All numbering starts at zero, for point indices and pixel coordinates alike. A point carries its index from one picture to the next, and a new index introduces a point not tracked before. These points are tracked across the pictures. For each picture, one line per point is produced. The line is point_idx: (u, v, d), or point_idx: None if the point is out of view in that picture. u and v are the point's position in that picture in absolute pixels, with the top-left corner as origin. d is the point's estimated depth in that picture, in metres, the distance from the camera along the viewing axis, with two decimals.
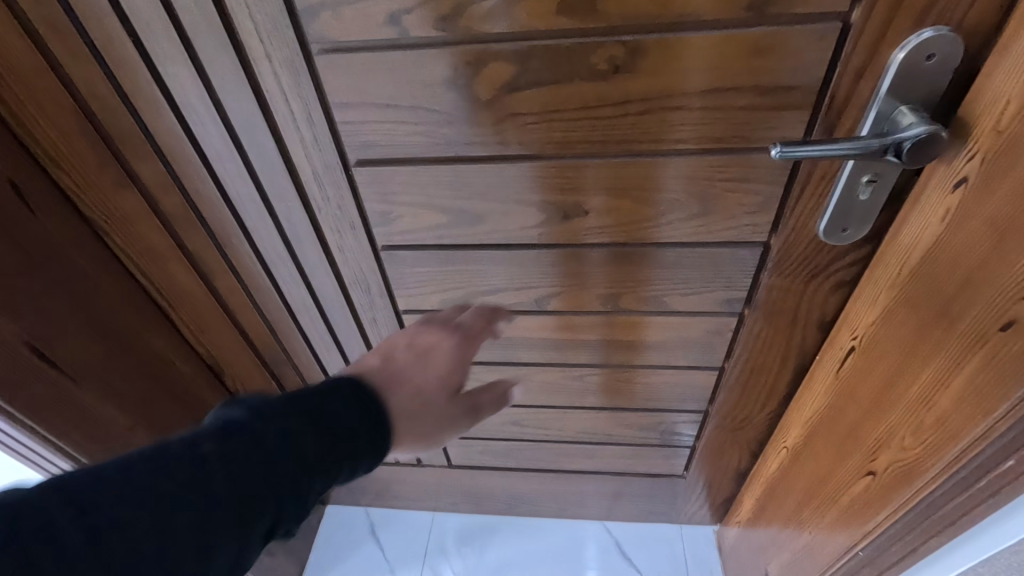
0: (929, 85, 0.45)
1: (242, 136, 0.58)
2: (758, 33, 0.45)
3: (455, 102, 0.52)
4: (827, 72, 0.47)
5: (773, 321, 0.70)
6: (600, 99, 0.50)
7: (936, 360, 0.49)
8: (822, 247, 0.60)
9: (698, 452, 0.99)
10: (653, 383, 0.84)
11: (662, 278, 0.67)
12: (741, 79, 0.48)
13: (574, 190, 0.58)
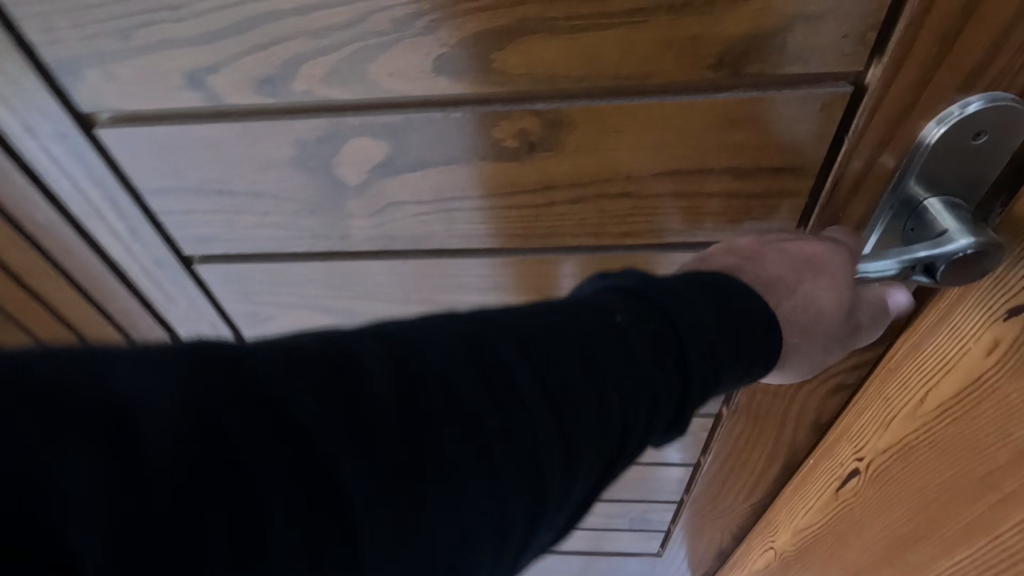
0: (976, 172, 0.31)
1: (32, 231, 0.41)
2: (732, 100, 0.31)
3: (312, 186, 0.37)
4: (829, 150, 0.33)
5: (755, 425, 0.56)
6: (514, 183, 0.36)
7: (986, 536, 0.36)
8: None
9: (672, 539, 0.86)
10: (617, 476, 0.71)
11: None
12: (708, 160, 0.34)
13: (495, 289, 0.43)
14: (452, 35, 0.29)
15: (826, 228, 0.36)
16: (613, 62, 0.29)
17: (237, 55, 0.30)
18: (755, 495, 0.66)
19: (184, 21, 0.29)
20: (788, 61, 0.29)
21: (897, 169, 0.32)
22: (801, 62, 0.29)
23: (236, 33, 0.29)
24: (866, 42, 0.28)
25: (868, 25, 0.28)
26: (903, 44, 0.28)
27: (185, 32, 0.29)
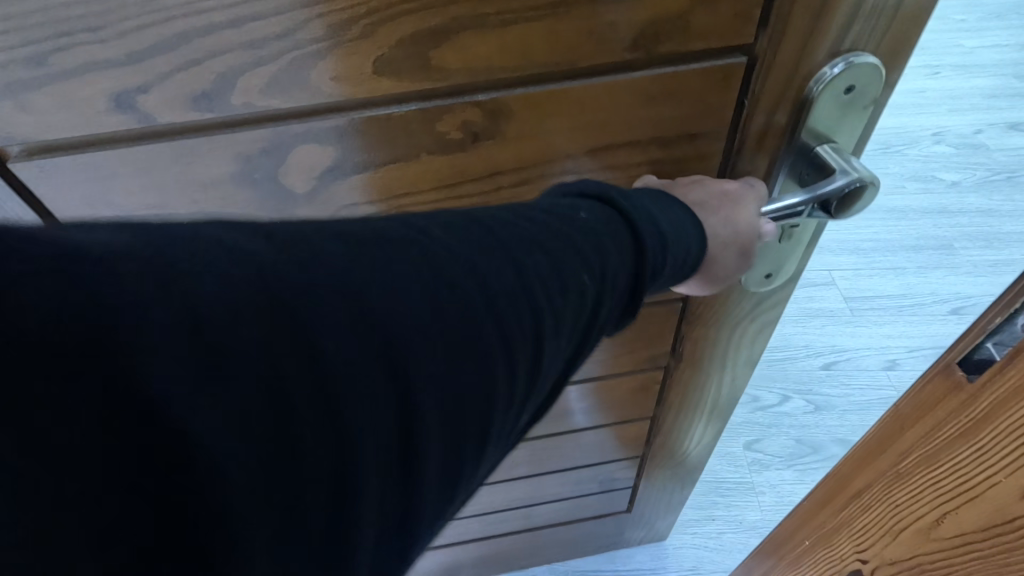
0: (846, 119, 0.37)
1: None
2: (649, 77, 0.34)
3: (260, 201, 0.36)
4: (733, 112, 0.37)
5: (698, 370, 0.62)
6: (462, 174, 0.37)
7: None
8: (740, 293, 0.53)
9: (637, 498, 0.91)
10: (582, 444, 0.74)
11: None
12: (635, 133, 0.37)
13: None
14: (387, 36, 0.30)
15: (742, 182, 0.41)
16: (544, 51, 0.32)
17: (166, 73, 0.30)
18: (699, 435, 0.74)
19: (105, 42, 0.28)
20: (692, 39, 0.33)
21: (789, 123, 0.37)
22: (703, 39, 0.33)
23: (163, 50, 0.29)
24: (753, 17, 0.33)
25: (752, 5, 0.32)
26: (779, 16, 0.33)
27: (107, 53, 0.28)
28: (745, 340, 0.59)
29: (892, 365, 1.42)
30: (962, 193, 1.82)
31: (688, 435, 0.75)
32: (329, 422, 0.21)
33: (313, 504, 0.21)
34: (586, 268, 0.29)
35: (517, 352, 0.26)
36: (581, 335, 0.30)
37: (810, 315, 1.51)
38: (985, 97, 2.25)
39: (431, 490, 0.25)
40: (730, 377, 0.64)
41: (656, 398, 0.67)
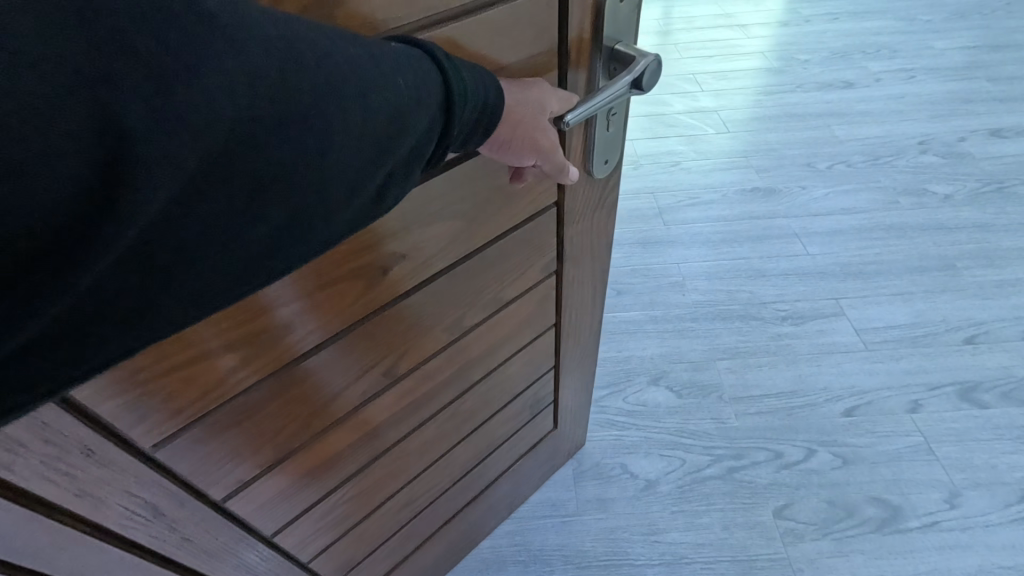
0: (621, 22, 0.62)
1: None
2: (500, 11, 0.52)
3: None
4: (559, 30, 0.58)
5: (576, 262, 0.89)
6: None
7: None
8: (590, 182, 0.79)
9: (559, 409, 1.13)
10: (512, 369, 0.95)
11: (489, 279, 0.76)
12: (501, 58, 0.55)
13: (395, 235, 0.59)
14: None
15: (577, 79, 0.63)
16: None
17: None
18: (586, 317, 1.02)
19: None
20: None
21: (593, 31, 0.61)
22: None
23: None
24: None
25: None
26: None
27: None
28: (598, 220, 0.87)
29: (916, 408, 1.30)
30: (956, 207, 1.82)
31: (584, 319, 1.01)
32: (204, 97, 0.30)
33: (173, 140, 0.29)
34: (400, 76, 0.38)
35: (342, 111, 0.36)
36: (403, 126, 0.39)
37: (825, 352, 1.44)
38: (960, 104, 2.29)
39: (264, 190, 0.33)
40: (598, 252, 0.92)
41: (559, 293, 0.91)
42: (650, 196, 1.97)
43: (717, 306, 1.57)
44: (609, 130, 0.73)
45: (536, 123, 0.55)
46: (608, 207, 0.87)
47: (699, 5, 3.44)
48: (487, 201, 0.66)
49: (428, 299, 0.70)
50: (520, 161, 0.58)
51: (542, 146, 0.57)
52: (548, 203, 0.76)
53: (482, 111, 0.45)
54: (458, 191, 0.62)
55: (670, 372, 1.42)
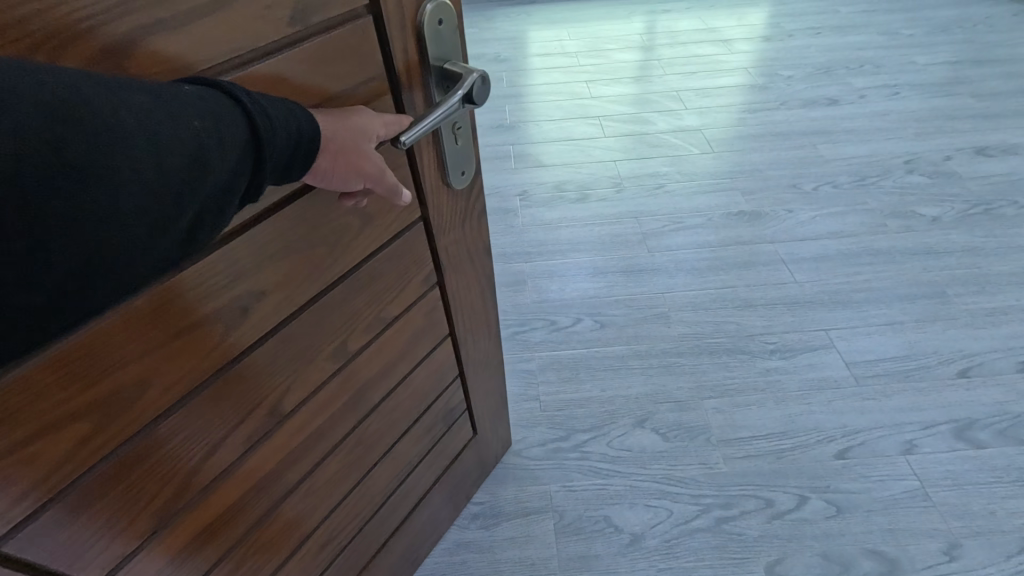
0: (445, 42, 0.65)
1: None
2: (318, 40, 0.53)
3: None
4: (383, 56, 0.60)
5: (456, 271, 0.93)
6: None
7: None
8: (452, 195, 0.83)
9: (472, 416, 1.15)
10: (414, 385, 0.96)
11: (368, 301, 0.78)
12: (328, 87, 0.56)
13: (244, 275, 0.60)
14: (110, 33, 0.40)
15: (412, 99, 0.65)
16: (242, 25, 0.47)
17: None
18: (480, 323, 1.06)
19: None
20: (329, 11, 0.53)
21: (419, 51, 0.63)
22: (329, 10, 0.53)
23: None
24: None
25: None
26: None
27: None
28: (470, 227, 0.92)
29: (911, 450, 1.24)
30: (944, 230, 1.78)
31: (479, 321, 1.05)
32: None
33: None
34: (196, 120, 0.39)
35: (126, 160, 0.35)
36: (205, 168, 0.39)
37: (817, 388, 1.38)
38: (944, 121, 2.27)
39: (41, 251, 0.32)
40: (478, 256, 0.97)
41: (446, 302, 0.94)
42: (633, 221, 1.92)
43: (704, 339, 1.52)
44: (457, 142, 0.77)
45: (362, 146, 0.56)
46: (477, 214, 0.92)
47: (681, 20, 3.43)
48: (342, 230, 0.68)
49: (305, 330, 0.70)
50: (352, 187, 0.59)
51: (372, 172, 0.58)
52: (412, 220, 0.79)
53: (298, 141, 0.47)
54: (304, 225, 0.63)
55: (656, 412, 1.36)
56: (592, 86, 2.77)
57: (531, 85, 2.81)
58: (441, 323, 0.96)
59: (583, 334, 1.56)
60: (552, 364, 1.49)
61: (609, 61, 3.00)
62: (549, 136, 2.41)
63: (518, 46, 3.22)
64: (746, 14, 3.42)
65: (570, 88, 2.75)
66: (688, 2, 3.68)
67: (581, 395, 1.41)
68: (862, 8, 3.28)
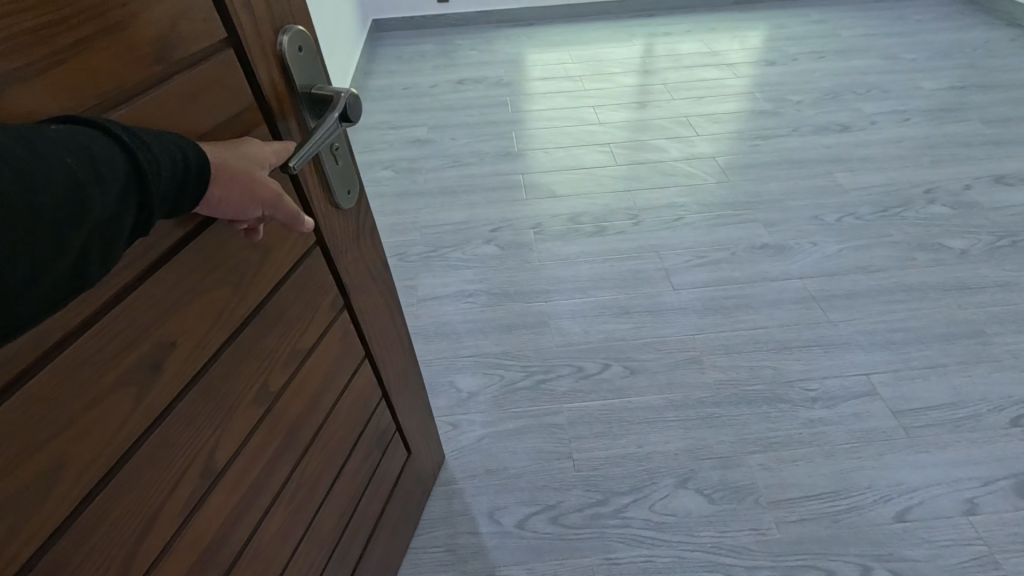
0: (308, 68, 0.63)
1: None
2: (183, 77, 0.50)
3: None
4: (250, 86, 0.57)
5: (361, 291, 0.88)
6: None
7: None
8: (342, 215, 0.78)
9: (397, 437, 1.10)
10: (342, 414, 0.89)
11: (281, 334, 0.71)
12: (202, 125, 0.52)
13: (146, 330, 0.52)
14: None
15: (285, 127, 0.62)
16: (97, 70, 0.43)
17: None
18: (393, 338, 1.01)
19: None
20: (189, 47, 0.50)
21: (284, 79, 0.61)
22: (191, 43, 0.50)
23: None
24: (217, 21, 0.53)
25: (211, 14, 0.52)
26: (235, 11, 0.53)
27: None
28: (364, 247, 0.86)
29: (973, 510, 1.17)
30: (974, 264, 1.74)
31: (393, 336, 1.01)
32: None
33: None
34: (67, 156, 0.36)
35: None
36: (83, 207, 0.36)
37: (865, 441, 1.31)
38: (958, 148, 2.25)
39: None
40: (377, 273, 0.92)
41: (358, 323, 0.88)
42: (655, 255, 1.84)
43: (741, 387, 1.44)
44: (340, 165, 0.73)
45: (253, 171, 0.52)
46: (367, 231, 0.86)
47: (683, 43, 3.40)
48: (242, 265, 0.62)
49: (225, 375, 0.63)
50: (247, 216, 0.53)
51: (271, 196, 0.53)
52: (308, 246, 0.73)
53: (185, 170, 0.44)
54: (195, 267, 0.56)
55: (699, 471, 1.28)
56: (599, 111, 2.72)
57: (536, 111, 2.74)
58: (356, 345, 0.90)
59: (613, 382, 1.47)
60: (583, 417, 1.39)
61: (614, 85, 2.96)
62: (559, 164, 2.34)
63: (520, 69, 3.17)
64: (747, 37, 3.41)
65: (577, 114, 2.70)
66: (688, 23, 3.66)
67: (616, 452, 1.32)
68: (862, 32, 3.29)
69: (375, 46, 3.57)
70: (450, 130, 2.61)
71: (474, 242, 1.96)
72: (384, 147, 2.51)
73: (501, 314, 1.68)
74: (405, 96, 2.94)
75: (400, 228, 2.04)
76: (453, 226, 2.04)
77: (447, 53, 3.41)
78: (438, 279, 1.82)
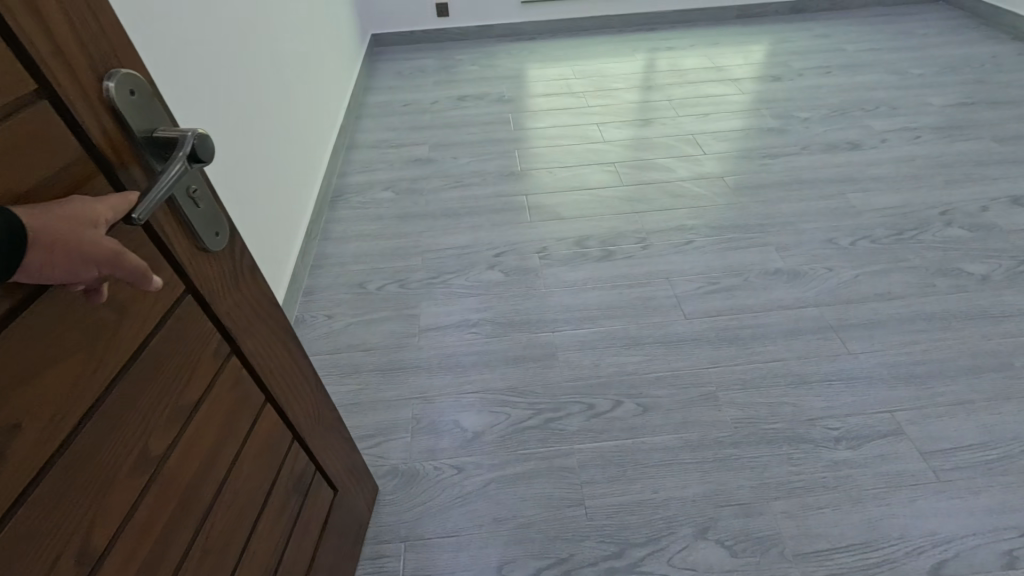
0: (146, 110, 0.55)
1: None
2: None
3: None
4: (77, 138, 0.49)
5: (256, 333, 0.78)
6: None
7: None
8: (219, 258, 0.68)
9: (316, 481, 1.00)
10: (248, 469, 0.80)
11: (160, 392, 0.61)
12: (19, 188, 0.44)
13: None
14: None
15: (131, 179, 0.54)
16: None
17: None
18: (299, 378, 0.91)
19: None
20: None
21: (118, 126, 0.52)
22: None
23: None
24: (22, 69, 0.44)
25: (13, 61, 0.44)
26: (39, 59, 0.45)
27: None
28: (253, 287, 0.75)
29: (1013, 564, 1.10)
30: (996, 290, 1.68)
31: (300, 374, 0.91)
32: None
33: None
34: None
35: None
36: None
37: (894, 486, 1.24)
38: (972, 168, 2.20)
39: None
40: (273, 312, 0.81)
41: (253, 368, 0.78)
42: (664, 282, 1.78)
43: (761, 426, 1.37)
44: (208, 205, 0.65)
45: (82, 228, 0.46)
46: (253, 271, 0.75)
47: (686, 58, 3.36)
48: (97, 325, 0.53)
49: (94, 448, 0.53)
50: (79, 276, 0.47)
51: (109, 252, 0.47)
52: (178, 295, 0.63)
53: None
54: (19, 346, 0.46)
55: (720, 519, 1.20)
56: (603, 129, 2.67)
57: (539, 128, 2.69)
58: (255, 391, 0.80)
59: (625, 420, 1.40)
60: (594, 460, 1.32)
61: (618, 101, 2.91)
62: (564, 185, 2.28)
63: (521, 85, 3.12)
64: (751, 51, 3.37)
65: (582, 131, 2.65)
66: (691, 37, 3.62)
67: (631, 498, 1.25)
68: (867, 46, 3.25)
69: (375, 61, 3.52)
70: (452, 148, 2.55)
71: (478, 267, 1.89)
72: (384, 167, 2.46)
73: (507, 345, 1.62)
74: (405, 113, 2.89)
75: (402, 252, 1.97)
76: (456, 250, 1.97)
77: (448, 68, 3.36)
78: (441, 308, 1.76)
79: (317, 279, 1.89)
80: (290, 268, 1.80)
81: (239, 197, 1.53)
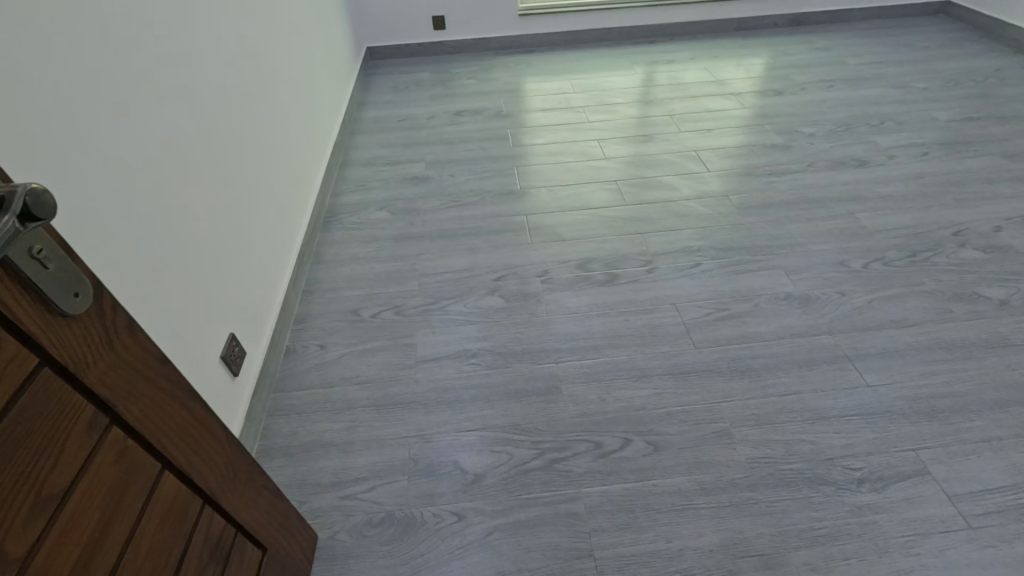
0: None
1: None
2: None
3: None
4: None
5: (142, 398, 0.68)
6: None
7: None
8: (83, 322, 0.59)
9: (239, 547, 0.90)
10: (148, 549, 0.70)
11: (16, 482, 0.52)
12: None
13: None
14: None
15: None
16: None
17: None
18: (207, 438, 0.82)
19: None
20: None
21: None
22: None
23: None
24: None
25: None
26: None
27: None
28: (128, 345, 0.66)
29: None
30: (1016, 316, 1.62)
31: (208, 432, 0.81)
32: None
33: None
34: None
35: None
36: None
37: (923, 533, 1.17)
38: (982, 186, 2.15)
39: None
40: (163, 370, 0.72)
41: (141, 435, 0.69)
42: (671, 308, 1.72)
43: (778, 467, 1.30)
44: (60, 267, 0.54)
45: None
46: (127, 327, 0.66)
47: (686, 71, 3.32)
48: None
49: None
50: None
51: None
52: (32, 370, 0.54)
53: None
54: None
55: (739, 573, 1.13)
56: (603, 145, 2.61)
57: (538, 145, 2.63)
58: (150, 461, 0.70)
59: (634, 461, 1.33)
60: (603, 505, 1.25)
61: (618, 116, 2.86)
62: (565, 204, 2.22)
63: (519, 100, 3.07)
64: (752, 64, 3.32)
65: (582, 148, 2.59)
66: (690, 50, 3.58)
67: (643, 549, 1.17)
68: (868, 60, 3.22)
69: (370, 75, 3.46)
70: (449, 165, 2.49)
71: (477, 293, 1.82)
72: (379, 185, 2.39)
73: (508, 378, 1.54)
74: (401, 129, 2.82)
75: (397, 276, 1.90)
76: (454, 274, 1.90)
77: (444, 82, 3.30)
78: (439, 337, 1.68)
79: (307, 305, 1.81)
80: (281, 295, 1.71)
81: (227, 226, 1.43)
